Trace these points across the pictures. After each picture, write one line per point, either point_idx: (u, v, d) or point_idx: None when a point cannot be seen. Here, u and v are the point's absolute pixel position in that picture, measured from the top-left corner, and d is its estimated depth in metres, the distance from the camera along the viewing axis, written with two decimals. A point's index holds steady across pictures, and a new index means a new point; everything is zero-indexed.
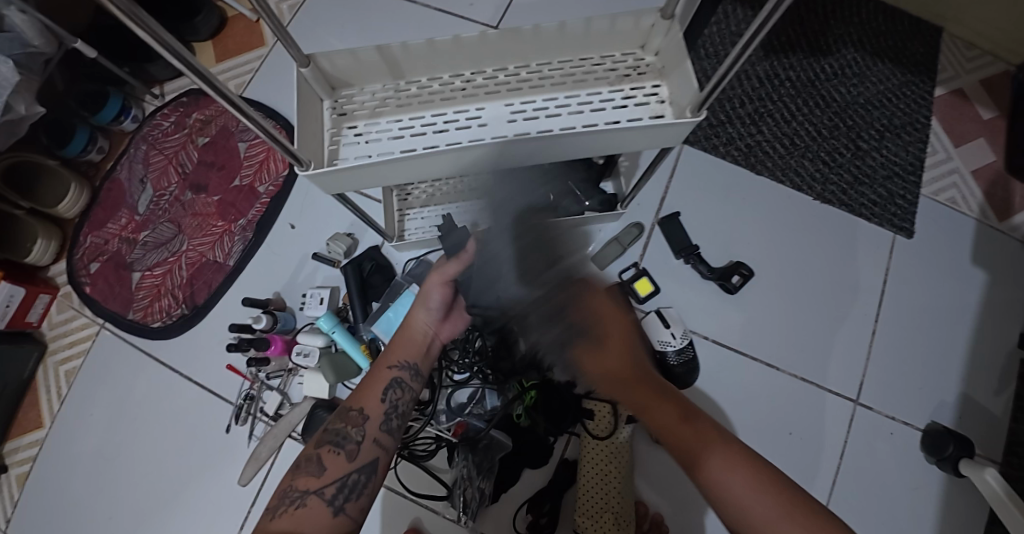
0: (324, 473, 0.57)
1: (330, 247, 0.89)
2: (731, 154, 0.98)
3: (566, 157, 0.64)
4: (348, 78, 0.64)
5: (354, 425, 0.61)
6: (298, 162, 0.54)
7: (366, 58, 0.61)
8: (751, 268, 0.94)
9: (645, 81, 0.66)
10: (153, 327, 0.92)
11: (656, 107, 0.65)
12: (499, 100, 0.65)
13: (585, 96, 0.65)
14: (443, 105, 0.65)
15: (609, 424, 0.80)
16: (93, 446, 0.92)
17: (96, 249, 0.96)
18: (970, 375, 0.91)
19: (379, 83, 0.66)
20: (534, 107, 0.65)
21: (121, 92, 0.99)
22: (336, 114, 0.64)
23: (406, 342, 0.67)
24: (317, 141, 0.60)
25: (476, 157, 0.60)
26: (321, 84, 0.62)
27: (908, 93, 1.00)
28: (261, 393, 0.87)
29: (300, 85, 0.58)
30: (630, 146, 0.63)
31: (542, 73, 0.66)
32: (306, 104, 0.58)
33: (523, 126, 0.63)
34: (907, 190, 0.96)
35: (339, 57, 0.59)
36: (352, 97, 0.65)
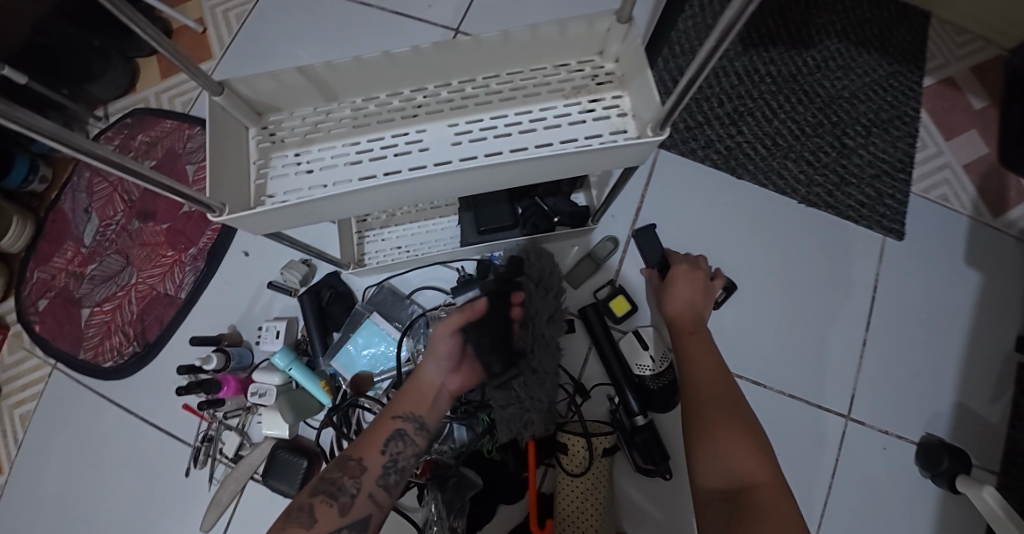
0: (315, 527, 0.56)
1: (285, 276, 0.84)
2: (709, 157, 0.93)
3: (518, 181, 0.59)
4: (274, 103, 0.58)
5: (350, 475, 0.59)
6: (210, 208, 0.48)
7: (289, 80, 0.55)
8: (734, 282, 0.89)
9: (604, 92, 0.61)
10: (104, 367, 0.87)
11: (617, 121, 0.59)
12: (442, 120, 0.59)
13: (536, 112, 0.60)
14: (381, 128, 0.59)
15: (584, 459, 0.75)
16: (51, 492, 0.88)
17: (43, 285, 0.91)
18: (966, 382, 0.86)
19: (310, 106, 0.60)
20: (481, 126, 0.59)
21: (61, 116, 0.93)
22: (263, 142, 0.58)
23: (412, 393, 0.65)
24: (239, 176, 0.54)
25: (418, 188, 0.55)
26: (242, 111, 0.56)
27: (894, 83, 0.94)
28: (220, 434, 0.82)
29: (213, 115, 0.52)
30: (588, 167, 0.58)
31: (490, 87, 0.61)
32: (223, 137, 0.52)
33: (469, 149, 0.58)
34: (895, 188, 0.91)
35: (257, 81, 0.54)
36: (280, 123, 0.59)
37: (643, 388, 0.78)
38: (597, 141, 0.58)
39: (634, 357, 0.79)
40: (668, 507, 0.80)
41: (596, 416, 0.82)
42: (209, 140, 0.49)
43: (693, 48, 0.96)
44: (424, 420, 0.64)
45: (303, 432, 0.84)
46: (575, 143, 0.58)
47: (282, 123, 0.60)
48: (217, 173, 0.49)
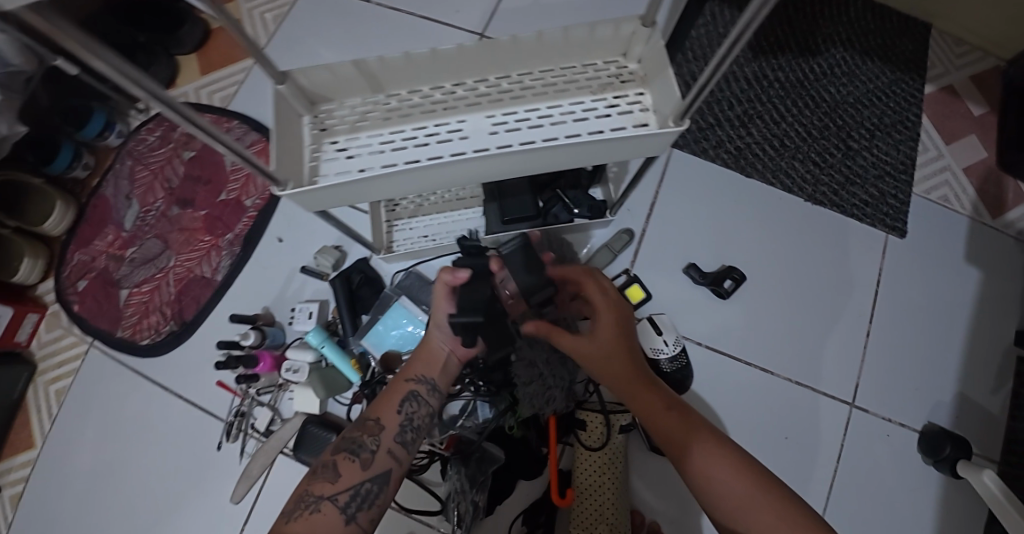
0: (339, 480, 0.60)
1: (318, 261, 0.89)
2: (721, 157, 0.98)
3: (549, 169, 0.63)
4: (326, 93, 0.63)
5: (370, 433, 0.64)
6: (274, 183, 0.53)
7: (343, 72, 0.60)
8: (744, 273, 0.93)
9: (628, 90, 0.65)
10: (142, 345, 0.91)
11: (640, 115, 0.64)
12: (480, 112, 0.64)
13: (566, 106, 0.64)
14: (424, 118, 0.64)
15: (602, 435, 0.79)
16: (84, 466, 0.92)
17: (83, 266, 0.95)
18: (966, 374, 0.90)
19: (358, 97, 0.65)
20: (516, 118, 0.64)
21: (106, 108, 0.98)
22: (315, 129, 0.63)
23: (422, 359, 0.70)
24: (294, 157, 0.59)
25: (457, 171, 0.59)
26: (298, 99, 0.61)
27: (897, 91, 0.99)
28: (252, 410, 0.86)
29: (276, 101, 0.57)
30: (614, 156, 0.62)
31: (523, 83, 0.66)
32: (283, 121, 0.57)
33: (505, 139, 0.62)
34: (898, 189, 0.96)
35: (315, 72, 0.59)
36: (331, 112, 0.64)
37: (658, 370, 0.86)
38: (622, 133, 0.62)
39: (649, 341, 0.86)
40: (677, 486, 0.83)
41: None
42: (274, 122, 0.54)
43: (707, 53, 1.01)
44: (435, 382, 0.70)
45: (332, 409, 0.87)
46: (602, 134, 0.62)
47: (332, 112, 0.65)
48: (280, 152, 0.54)
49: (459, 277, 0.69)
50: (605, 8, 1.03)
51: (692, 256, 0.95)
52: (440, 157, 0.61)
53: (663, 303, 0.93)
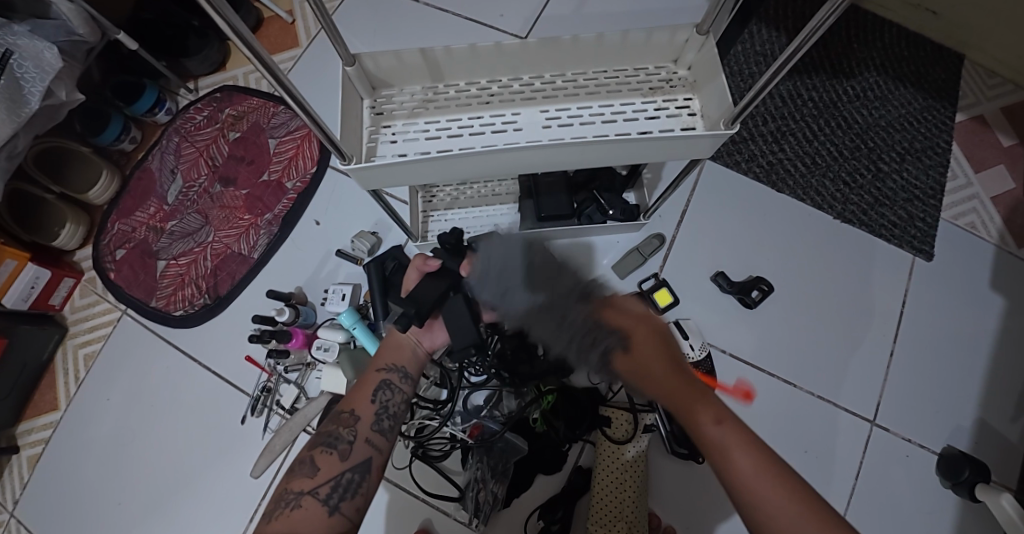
0: (318, 474, 0.58)
1: (355, 245, 0.91)
2: (753, 170, 1.00)
3: (598, 164, 0.65)
4: (387, 79, 0.66)
5: (346, 425, 0.62)
6: (340, 156, 0.55)
7: (409, 60, 0.63)
8: (771, 285, 0.95)
9: (677, 94, 0.68)
10: (175, 316, 0.93)
11: (687, 119, 0.66)
12: (535, 106, 0.67)
13: (618, 106, 0.67)
14: (480, 108, 0.67)
15: (628, 429, 0.81)
16: (104, 432, 0.92)
17: (123, 236, 0.97)
18: (987, 400, 0.91)
19: (417, 85, 0.68)
20: (569, 114, 0.67)
21: (157, 85, 1.02)
22: (375, 112, 0.66)
23: (390, 348, 0.70)
24: (354, 134, 0.61)
25: (511, 160, 0.61)
26: (363, 82, 0.64)
27: (929, 118, 1.01)
28: (278, 386, 0.88)
29: (344, 81, 0.60)
30: (662, 156, 0.64)
31: (577, 82, 0.69)
32: (349, 101, 0.60)
33: (558, 132, 0.65)
34: (927, 213, 0.97)
35: (383, 57, 0.62)
36: (391, 97, 0.67)
37: None
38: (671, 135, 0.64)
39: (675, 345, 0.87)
40: (694, 490, 0.83)
41: None
42: (343, 99, 0.57)
43: (744, 71, 1.04)
44: (406, 369, 0.68)
45: None
46: (651, 134, 0.64)
47: (392, 97, 0.68)
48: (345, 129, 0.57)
49: (431, 265, 0.68)
50: (646, 20, 1.05)
51: (719, 265, 0.96)
52: (494, 145, 0.63)
53: (688, 309, 0.95)
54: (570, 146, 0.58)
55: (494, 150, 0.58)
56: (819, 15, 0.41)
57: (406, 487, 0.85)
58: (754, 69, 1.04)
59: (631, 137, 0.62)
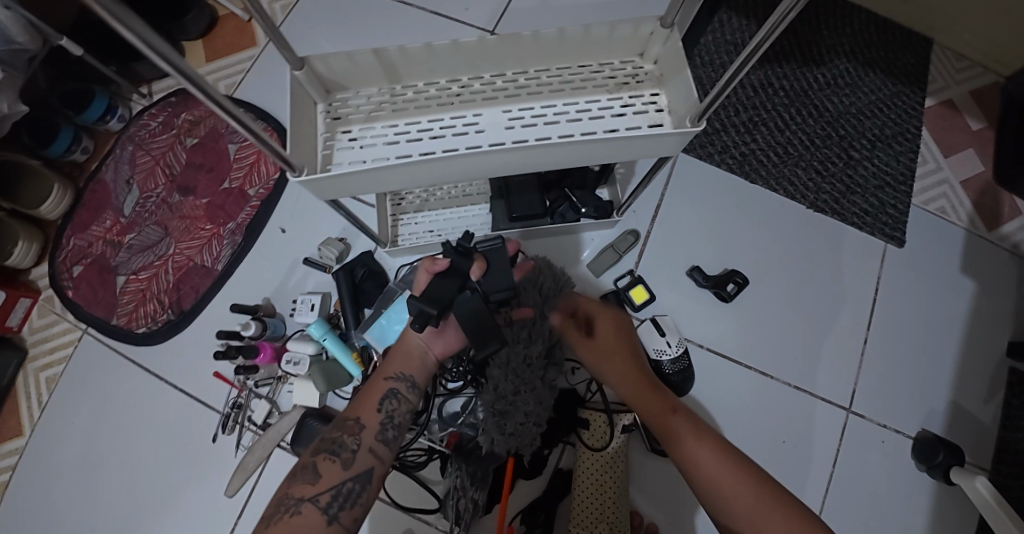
0: (319, 480, 0.60)
1: (322, 252, 0.89)
2: (726, 162, 0.99)
3: (565, 167, 0.63)
4: (341, 82, 0.63)
5: (351, 433, 0.64)
6: (290, 168, 0.53)
7: (361, 61, 0.60)
8: (746, 277, 0.95)
9: (643, 90, 0.66)
10: (137, 334, 0.89)
11: (654, 116, 0.65)
12: (497, 106, 0.65)
13: (583, 104, 0.65)
14: (439, 110, 0.64)
15: (605, 435, 0.80)
16: (73, 456, 0.89)
17: (80, 252, 0.94)
18: (960, 383, 0.92)
19: (374, 87, 0.65)
20: (532, 113, 0.64)
21: (107, 91, 0.97)
22: (330, 117, 0.63)
23: (400, 356, 0.70)
24: (306, 141, 0.58)
25: (472, 165, 0.59)
26: (315, 86, 0.61)
27: (899, 103, 1.01)
28: (249, 401, 0.85)
29: (294, 87, 0.57)
30: (629, 155, 0.62)
31: (540, 79, 0.67)
32: (299, 107, 0.57)
33: (521, 133, 0.63)
34: (898, 199, 0.97)
35: (334, 59, 0.59)
36: (346, 101, 0.65)
37: (660, 371, 0.87)
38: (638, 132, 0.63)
39: (652, 342, 0.87)
40: (669, 488, 0.83)
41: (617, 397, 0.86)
42: (292, 107, 0.55)
43: (715, 60, 1.03)
44: (414, 378, 0.70)
45: (333, 403, 0.86)
46: (616, 132, 0.63)
47: (348, 100, 0.65)
48: (296, 138, 0.55)
49: (442, 264, 0.67)
50: (615, 11, 1.03)
51: (697, 259, 0.96)
52: (455, 149, 0.61)
53: (665, 305, 0.94)
54: (533, 149, 0.57)
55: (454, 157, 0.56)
56: (782, 8, 0.40)
57: (385, 500, 0.83)
58: (724, 58, 1.03)
59: (596, 138, 0.60)
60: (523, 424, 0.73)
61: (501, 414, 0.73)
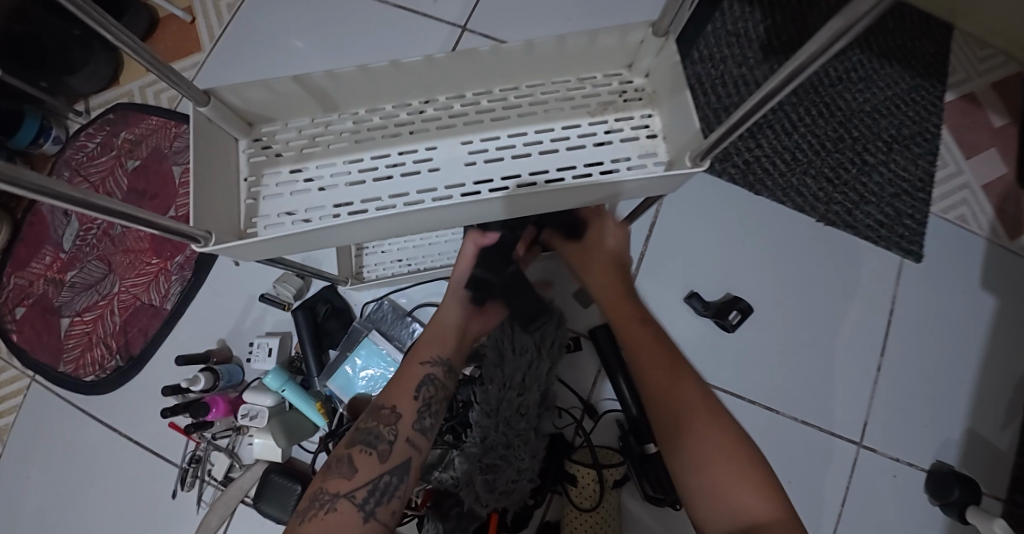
0: (355, 475, 0.53)
1: (278, 289, 0.81)
2: (728, 171, 0.90)
3: (540, 211, 0.54)
4: (265, 113, 0.53)
5: (387, 423, 0.57)
6: (195, 240, 0.42)
7: (284, 89, 0.50)
8: (751, 304, 0.87)
9: (632, 110, 0.56)
10: (86, 382, 0.83)
11: (646, 142, 0.55)
12: (455, 136, 0.56)
13: (558, 130, 0.56)
14: (386, 143, 0.55)
15: (595, 493, 0.71)
16: (29, 514, 0.83)
17: (20, 292, 0.86)
18: (976, 408, 0.85)
19: (306, 116, 0.56)
20: (498, 145, 0.55)
21: (38, 110, 0.87)
22: (254, 157, 0.54)
23: (437, 337, 0.63)
24: (222, 195, 0.49)
25: (426, 219, 0.50)
26: (231, 122, 0.51)
27: (918, 99, 0.91)
28: (208, 455, 0.80)
29: (197, 127, 0.46)
30: (616, 196, 0.53)
31: (507, 101, 0.57)
32: (206, 152, 0.47)
33: (484, 171, 0.54)
34: (915, 208, 0.88)
35: (249, 90, 0.49)
36: (274, 136, 0.55)
37: None
38: (625, 166, 0.54)
39: None
40: None
41: (606, 442, 0.78)
42: (195, 154, 0.44)
43: (713, 55, 0.92)
44: (450, 360, 0.62)
45: (298, 455, 0.81)
46: (599, 167, 0.54)
47: (276, 135, 0.55)
48: (201, 197, 0.44)
49: (490, 238, 0.64)
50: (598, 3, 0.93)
51: (694, 282, 0.88)
52: (406, 194, 0.53)
53: None
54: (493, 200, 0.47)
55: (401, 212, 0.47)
56: (822, 37, 0.29)
57: None
58: (724, 50, 0.92)
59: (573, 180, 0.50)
60: (515, 480, 0.68)
61: (488, 468, 0.68)
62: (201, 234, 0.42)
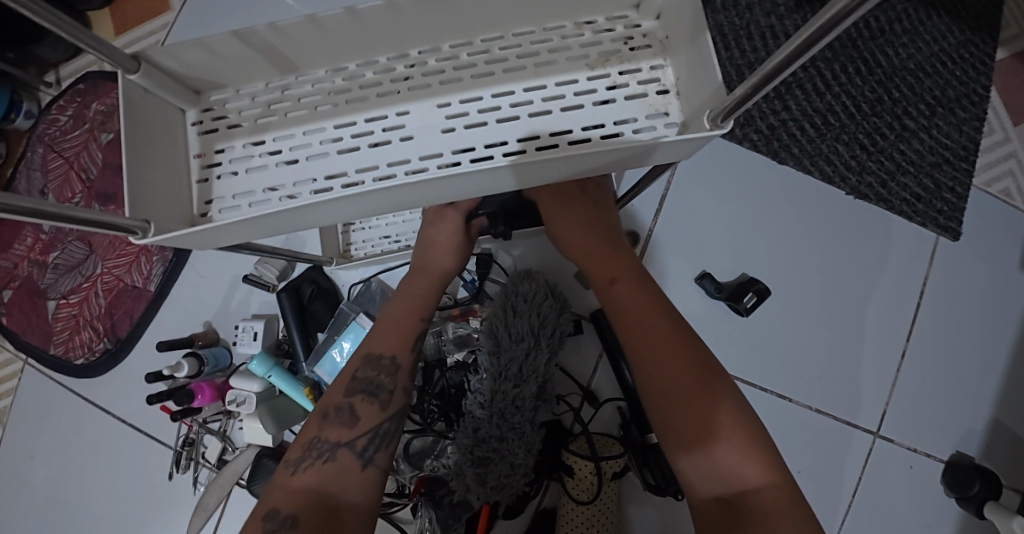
0: (356, 424, 0.51)
1: (260, 270, 0.78)
2: (750, 137, 0.82)
3: (534, 184, 0.46)
4: (212, 79, 0.48)
5: (387, 373, 0.54)
6: (131, 231, 0.37)
7: (226, 49, 0.44)
8: (768, 286, 0.81)
9: (640, 61, 0.47)
10: (76, 365, 0.82)
11: (656, 99, 0.47)
12: (430, 99, 0.48)
13: (551, 87, 0.47)
14: (351, 109, 0.49)
15: (592, 486, 0.70)
16: (32, 494, 0.84)
17: (5, 274, 0.84)
18: (1005, 397, 0.80)
19: (260, 81, 0.50)
20: (480, 106, 0.47)
21: (6, 82, 0.83)
22: (204, 130, 0.49)
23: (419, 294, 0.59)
24: (167, 177, 0.43)
25: (392, 198, 0.43)
26: (174, 92, 0.45)
27: (965, 55, 0.82)
28: (201, 438, 0.79)
29: (128, 99, 0.40)
30: (619, 164, 0.45)
31: (492, 54, 0.49)
32: (142, 127, 0.42)
33: (465, 139, 0.47)
34: (956, 179, 0.81)
35: (185, 53, 0.42)
36: (225, 104, 0.49)
37: None
38: (630, 130, 0.46)
39: None
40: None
41: (605, 428, 0.75)
42: (126, 132, 0.39)
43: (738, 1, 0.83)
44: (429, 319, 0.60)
45: (289, 438, 0.80)
46: (601, 131, 0.46)
47: (228, 103, 0.50)
48: (139, 183, 0.39)
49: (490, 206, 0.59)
50: None
51: (707, 261, 0.82)
52: (375, 167, 0.47)
53: None
54: (469, 175, 0.40)
55: (361, 192, 0.40)
56: None
57: None
58: None
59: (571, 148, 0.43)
60: (508, 474, 0.64)
61: (479, 460, 0.65)
62: (138, 225, 0.37)
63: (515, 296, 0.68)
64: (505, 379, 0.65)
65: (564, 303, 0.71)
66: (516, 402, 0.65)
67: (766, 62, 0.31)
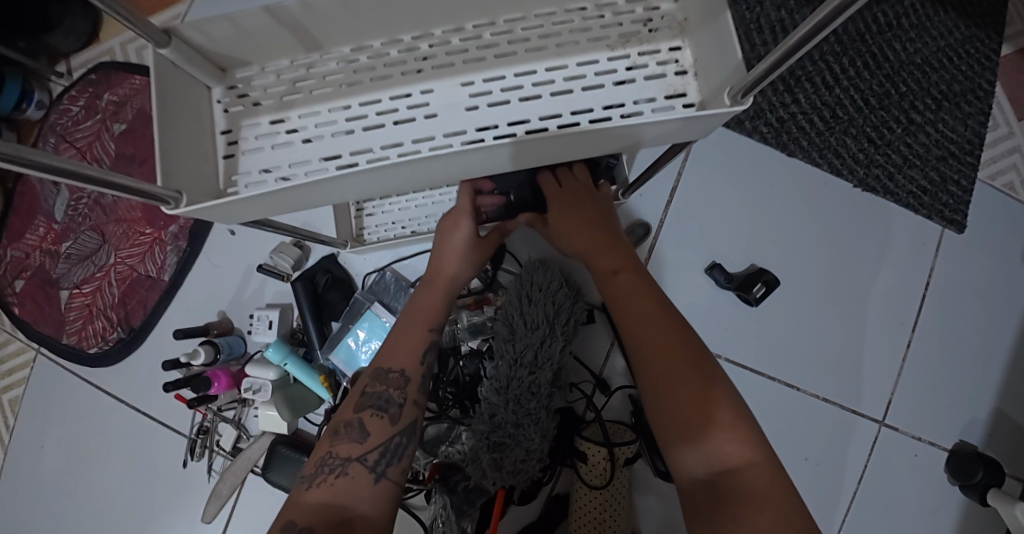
0: (367, 439, 0.51)
1: (276, 260, 0.78)
2: (759, 130, 0.83)
3: (553, 162, 0.47)
4: (238, 56, 0.48)
5: (396, 387, 0.54)
6: (162, 200, 0.38)
7: (252, 25, 0.44)
8: (776, 277, 0.82)
9: (660, 42, 0.48)
10: (89, 354, 0.83)
11: (675, 80, 0.47)
12: (453, 78, 0.49)
13: (573, 67, 0.48)
14: (375, 86, 0.49)
15: (605, 471, 0.70)
16: (45, 483, 0.85)
17: (17, 264, 0.84)
18: (1007, 387, 0.81)
19: (285, 59, 0.50)
20: (503, 85, 0.49)
21: (19, 72, 0.83)
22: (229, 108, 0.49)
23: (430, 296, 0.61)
24: (194, 151, 0.44)
25: (420, 173, 0.44)
26: (201, 68, 0.46)
27: (971, 50, 0.83)
28: (215, 426, 0.80)
29: (159, 72, 0.41)
30: (641, 141, 0.46)
31: (514, 34, 0.49)
32: (171, 102, 0.42)
33: (489, 116, 0.48)
34: (962, 173, 0.82)
35: (211, 29, 0.43)
36: (249, 82, 0.50)
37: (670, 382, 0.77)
38: (649, 109, 0.47)
39: None
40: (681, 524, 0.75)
41: (617, 416, 0.76)
42: (157, 103, 0.39)
43: None
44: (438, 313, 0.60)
45: (303, 426, 0.80)
46: (621, 110, 0.47)
47: (252, 81, 0.50)
48: (170, 155, 0.40)
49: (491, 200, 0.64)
50: None
51: (717, 254, 0.83)
52: (398, 144, 0.48)
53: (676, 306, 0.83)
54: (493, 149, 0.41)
55: (387, 163, 0.40)
56: None
57: None
58: None
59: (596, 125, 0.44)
60: (522, 459, 0.66)
61: (495, 446, 0.66)
62: (171, 196, 0.38)
63: (520, 287, 0.70)
64: (518, 366, 0.66)
65: (579, 293, 0.72)
66: (531, 389, 0.66)
67: (790, 36, 0.31)
